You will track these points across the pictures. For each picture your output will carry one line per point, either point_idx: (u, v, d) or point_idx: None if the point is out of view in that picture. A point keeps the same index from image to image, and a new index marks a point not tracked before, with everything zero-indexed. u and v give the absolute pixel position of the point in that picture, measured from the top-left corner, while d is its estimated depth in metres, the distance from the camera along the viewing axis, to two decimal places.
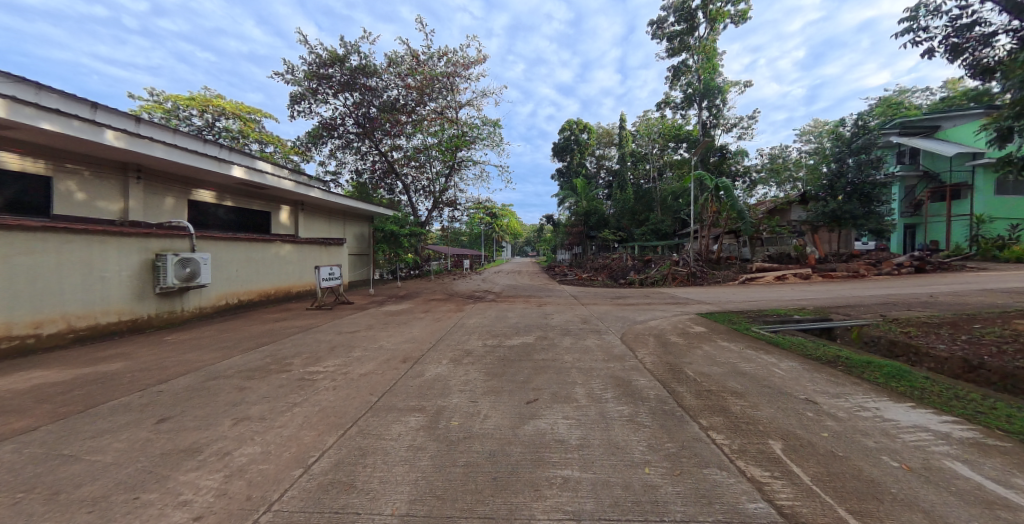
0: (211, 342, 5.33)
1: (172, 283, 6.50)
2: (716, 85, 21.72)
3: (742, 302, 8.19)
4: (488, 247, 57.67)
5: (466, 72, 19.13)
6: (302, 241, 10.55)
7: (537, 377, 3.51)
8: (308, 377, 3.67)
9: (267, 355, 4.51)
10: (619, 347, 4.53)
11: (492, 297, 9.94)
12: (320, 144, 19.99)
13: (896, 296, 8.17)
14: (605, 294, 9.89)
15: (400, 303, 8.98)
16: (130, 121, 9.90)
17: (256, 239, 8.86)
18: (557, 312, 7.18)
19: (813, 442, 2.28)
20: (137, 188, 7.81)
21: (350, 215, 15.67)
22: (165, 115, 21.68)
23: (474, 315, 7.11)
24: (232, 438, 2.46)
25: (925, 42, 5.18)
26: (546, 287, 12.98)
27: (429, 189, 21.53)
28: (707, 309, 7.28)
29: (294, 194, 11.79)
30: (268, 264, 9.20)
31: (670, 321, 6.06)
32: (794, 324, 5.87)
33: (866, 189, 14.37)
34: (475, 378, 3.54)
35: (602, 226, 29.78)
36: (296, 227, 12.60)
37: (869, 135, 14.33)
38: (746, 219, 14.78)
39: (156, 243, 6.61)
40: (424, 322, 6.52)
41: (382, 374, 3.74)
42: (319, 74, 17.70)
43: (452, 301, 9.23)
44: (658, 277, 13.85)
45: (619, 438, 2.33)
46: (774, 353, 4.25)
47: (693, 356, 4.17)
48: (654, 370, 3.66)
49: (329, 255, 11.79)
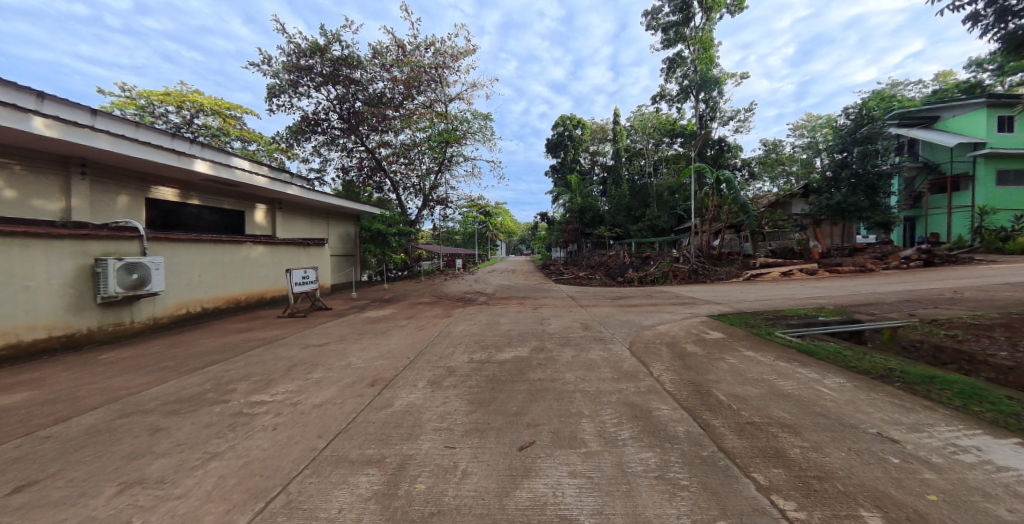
0: (151, 361, 4.51)
1: (115, 292, 5.66)
2: (712, 77, 21.14)
3: (752, 301, 7.59)
4: (482, 246, 56.74)
5: (455, 63, 18.33)
6: (277, 242, 9.73)
7: (533, 406, 2.81)
8: (246, 412, 2.92)
9: (209, 378, 3.73)
10: (629, 361, 3.83)
11: (484, 299, 9.26)
12: (303, 140, 19.06)
13: (916, 292, 7.61)
14: (605, 295, 9.24)
15: (383, 308, 8.21)
16: (84, 113, 9.01)
17: (222, 240, 8.03)
18: (553, 316, 6.51)
19: (927, 514, 1.60)
20: (82, 185, 6.94)
21: (332, 214, 14.84)
22: (139, 112, 20.62)
23: (463, 321, 6.41)
24: (99, 522, 1.71)
25: (967, 6, 4.51)
26: (541, 287, 12.34)
27: (419, 187, 20.74)
28: (717, 310, 6.64)
29: (270, 192, 10.96)
30: (237, 268, 8.39)
31: (680, 326, 5.40)
32: (820, 327, 5.22)
33: (871, 181, 13.82)
34: (455, 409, 2.81)
35: (597, 223, 29.07)
36: (274, 227, 11.77)
37: (873, 124, 13.79)
38: (750, 214, 14.16)
39: (97, 246, 5.75)
40: (406, 331, 5.79)
41: (341, 404, 3.01)
42: (298, 65, 16.64)
43: (440, 305, 8.50)
44: (659, 275, 13.25)
45: (650, 513, 1.62)
46: (812, 365, 3.60)
47: (718, 370, 3.53)
48: (677, 393, 2.98)
49: (308, 256, 10.96)
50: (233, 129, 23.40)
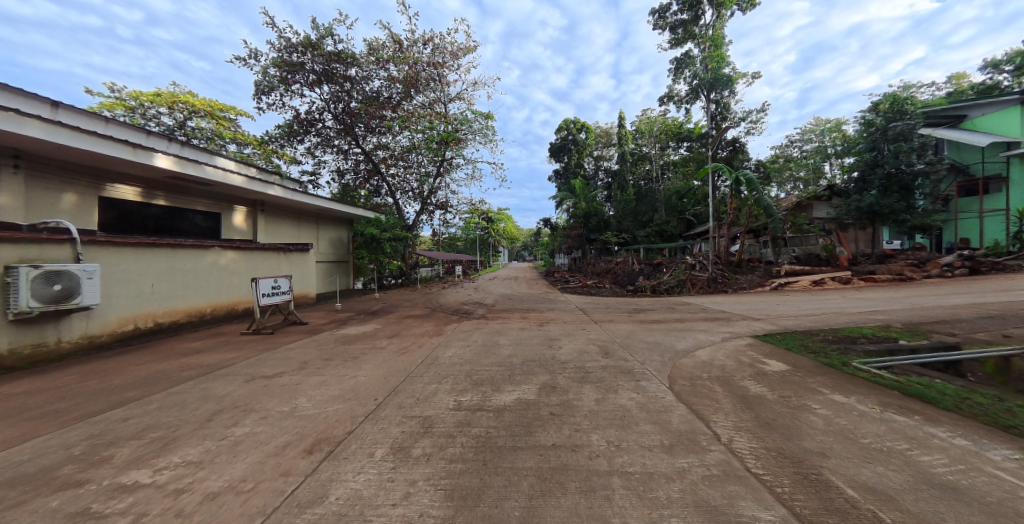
0: (43, 400, 3.44)
1: (29, 306, 4.61)
2: (724, 75, 20.20)
3: (792, 316, 6.48)
4: (484, 252, 55.62)
5: (454, 61, 17.46)
6: (253, 247, 8.76)
7: (549, 512, 1.71)
8: (92, 512, 1.82)
9: (91, 435, 2.65)
10: (678, 412, 2.75)
11: (482, 312, 8.20)
12: (296, 142, 18.22)
13: (991, 305, 6.45)
14: (619, 307, 8.18)
15: (365, 323, 7.14)
16: (44, 106, 8.19)
17: (183, 245, 7.04)
18: (564, 335, 5.43)
19: None
20: (14, 180, 5.95)
21: (323, 218, 13.92)
22: (129, 113, 19.93)
23: (455, 341, 5.38)
24: None
25: None
26: (545, 297, 11.27)
27: (418, 191, 19.86)
28: (760, 329, 5.54)
29: (249, 193, 10.02)
30: (200, 276, 7.38)
31: (726, 353, 4.32)
32: (906, 354, 4.08)
33: (907, 180, 12.57)
34: (420, 515, 1.72)
35: (602, 228, 27.92)
36: (254, 232, 10.81)
37: (908, 119, 12.77)
38: (775, 217, 12.92)
39: (11, 251, 4.71)
40: (386, 356, 4.73)
41: (245, 498, 1.91)
42: (288, 61, 15.69)
43: (432, 319, 7.44)
44: (674, 284, 12.19)
45: None
46: (948, 422, 2.47)
47: (814, 432, 2.42)
48: (777, 485, 1.87)
49: (290, 263, 9.96)
50: (228, 132, 22.71)
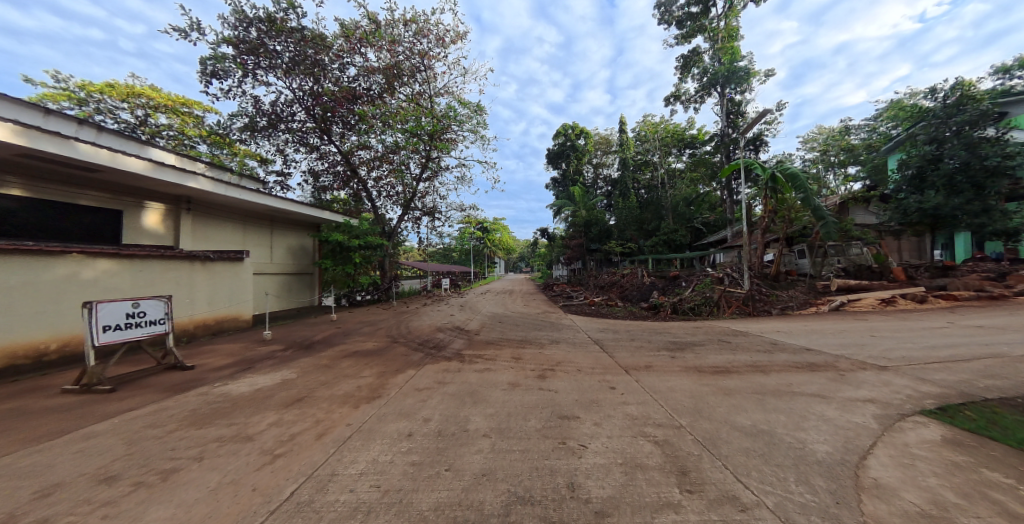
0: None
1: None
2: (740, 69, 18.32)
3: (934, 362, 4.14)
4: (478, 264, 51.43)
5: (441, 47, 15.46)
6: (148, 254, 6.41)
7: None
8: None
9: None
10: None
11: (459, 347, 5.87)
12: (260, 137, 16.01)
13: None
14: (649, 342, 5.83)
15: (279, 369, 4.76)
16: None
17: (7, 249, 4.71)
18: (583, 411, 3.08)
19: None
20: None
21: (277, 222, 11.61)
22: (77, 106, 17.71)
23: (390, 420, 3.01)
24: None
25: None
26: (545, 320, 8.93)
27: (402, 195, 17.67)
28: (921, 396, 3.21)
29: (164, 185, 7.74)
30: (41, 296, 5.01)
31: (948, 480, 1.98)
32: None
33: (979, 178, 10.47)
34: None
35: (604, 238, 25.75)
36: (176, 235, 8.51)
37: (973, 106, 10.76)
38: (824, 220, 10.58)
39: None
40: (234, 470, 2.34)
41: None
42: (246, 40, 13.58)
43: (381, 361, 5.06)
44: (704, 303, 9.84)
45: None
46: None
47: None
48: None
49: (209, 276, 7.58)
50: (193, 130, 20.47)
